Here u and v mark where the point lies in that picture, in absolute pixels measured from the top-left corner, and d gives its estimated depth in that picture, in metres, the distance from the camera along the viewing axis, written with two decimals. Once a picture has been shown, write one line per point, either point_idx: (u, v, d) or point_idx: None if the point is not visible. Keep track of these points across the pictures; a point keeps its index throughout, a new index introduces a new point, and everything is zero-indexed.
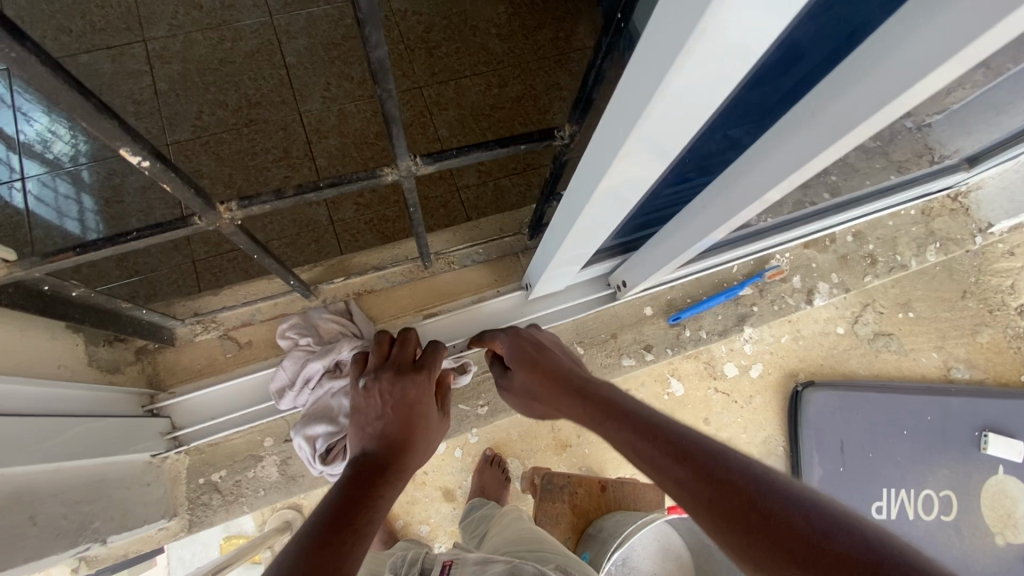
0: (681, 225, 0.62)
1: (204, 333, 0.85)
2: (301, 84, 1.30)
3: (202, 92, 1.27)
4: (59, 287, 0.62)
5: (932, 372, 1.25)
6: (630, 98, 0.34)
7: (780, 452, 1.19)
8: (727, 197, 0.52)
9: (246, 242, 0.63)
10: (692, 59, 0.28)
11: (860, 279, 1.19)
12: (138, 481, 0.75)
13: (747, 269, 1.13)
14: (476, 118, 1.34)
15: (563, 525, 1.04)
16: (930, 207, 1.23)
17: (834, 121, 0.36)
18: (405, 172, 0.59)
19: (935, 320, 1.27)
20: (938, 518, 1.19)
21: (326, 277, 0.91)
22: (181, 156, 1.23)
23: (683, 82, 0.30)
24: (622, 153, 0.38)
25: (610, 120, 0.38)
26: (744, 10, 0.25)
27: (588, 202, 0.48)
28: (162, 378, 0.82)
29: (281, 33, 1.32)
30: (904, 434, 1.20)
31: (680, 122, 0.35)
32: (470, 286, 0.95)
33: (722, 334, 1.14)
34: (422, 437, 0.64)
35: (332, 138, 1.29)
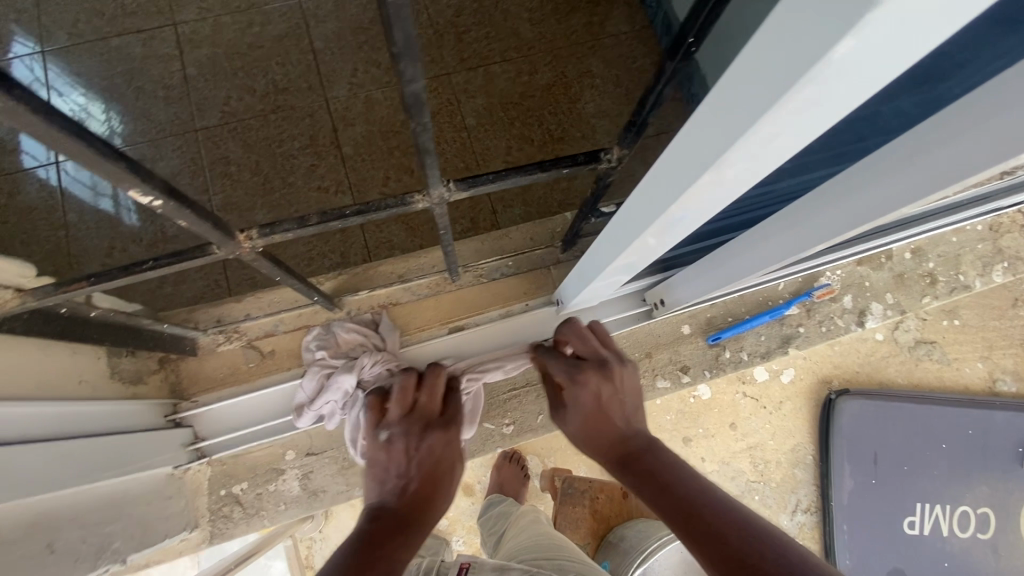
0: (742, 247, 0.58)
1: (226, 343, 0.85)
2: (328, 70, 1.28)
3: (231, 76, 1.26)
4: (77, 308, 0.64)
5: (976, 383, 1.18)
6: (717, 124, 0.30)
7: (808, 461, 1.16)
8: (800, 222, 0.48)
9: (267, 265, 0.62)
10: (789, 108, 0.25)
11: (917, 301, 1.12)
12: (160, 494, 0.77)
13: (795, 286, 1.07)
14: (506, 105, 1.30)
15: (583, 530, 1.03)
16: (998, 223, 1.15)
17: (938, 166, 0.33)
18: (436, 199, 0.57)
19: (983, 329, 1.20)
20: (974, 535, 1.14)
21: (349, 287, 0.90)
22: (210, 144, 1.23)
23: (791, 116, 0.26)
24: (694, 185, 0.35)
25: (688, 140, 0.34)
26: (873, 53, 0.21)
27: (650, 220, 0.44)
28: (185, 387, 0.83)
29: (309, 16, 1.30)
30: (942, 447, 1.14)
31: (767, 156, 0.31)
32: (498, 297, 0.92)
33: (765, 356, 1.07)
34: (441, 491, 0.58)
35: (359, 126, 1.27)
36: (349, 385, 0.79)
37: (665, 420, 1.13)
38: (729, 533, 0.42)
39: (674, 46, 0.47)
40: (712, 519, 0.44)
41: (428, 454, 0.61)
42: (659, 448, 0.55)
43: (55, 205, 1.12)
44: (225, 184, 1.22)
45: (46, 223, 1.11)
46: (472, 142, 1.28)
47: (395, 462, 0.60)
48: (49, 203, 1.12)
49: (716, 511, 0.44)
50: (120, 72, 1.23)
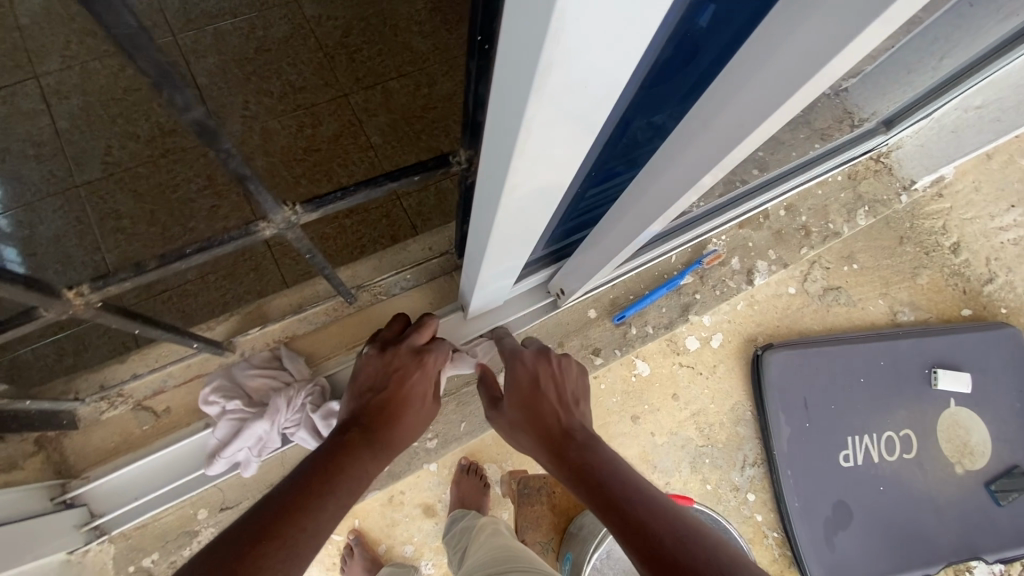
0: (612, 224, 0.63)
1: (111, 409, 0.83)
2: (217, 106, 1.23)
3: (109, 124, 1.18)
4: None
5: (880, 318, 1.29)
6: (516, 82, 0.32)
7: (747, 417, 1.22)
8: (653, 190, 0.53)
9: (115, 317, 0.63)
10: (557, 59, 0.28)
11: (797, 252, 1.25)
12: None
13: (686, 257, 1.19)
14: (409, 120, 1.30)
15: (545, 527, 1.04)
16: (855, 171, 1.31)
17: (753, 106, 0.37)
18: (285, 221, 0.61)
19: (878, 269, 1.32)
20: (901, 456, 1.24)
21: (244, 326, 0.89)
22: (95, 199, 1.15)
23: (561, 66, 0.29)
24: (518, 153, 0.38)
25: (503, 106, 0.36)
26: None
27: (497, 197, 0.46)
28: (72, 465, 0.81)
29: (187, 53, 1.25)
30: (861, 381, 1.24)
31: (569, 113, 0.34)
32: (402, 313, 0.93)
33: (668, 327, 1.17)
34: (412, 406, 0.71)
35: (259, 159, 1.22)
36: (264, 429, 0.81)
37: (611, 404, 1.16)
38: (656, 530, 0.50)
39: (471, 45, 0.47)
40: (644, 522, 0.51)
41: (394, 372, 0.73)
42: (596, 445, 0.65)
43: None
44: (117, 240, 1.13)
45: None
46: (381, 161, 1.26)
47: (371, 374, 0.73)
48: None
49: (657, 520, 0.51)
50: None
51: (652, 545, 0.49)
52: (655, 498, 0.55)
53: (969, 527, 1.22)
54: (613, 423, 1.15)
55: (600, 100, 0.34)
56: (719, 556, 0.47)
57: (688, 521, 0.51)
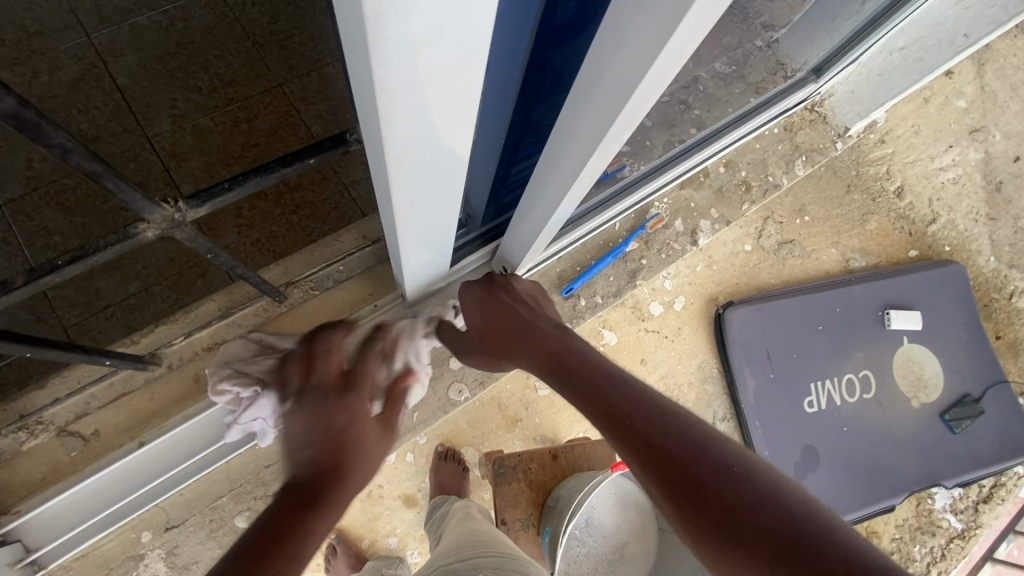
0: (538, 181, 0.63)
1: (31, 439, 0.82)
2: (142, 106, 1.16)
3: (25, 135, 1.10)
4: None
5: (833, 266, 1.33)
6: (356, 28, 0.29)
7: (715, 374, 1.25)
8: (569, 141, 0.53)
9: (29, 345, 0.59)
10: (384, 4, 0.27)
11: (738, 209, 1.26)
12: None
13: (630, 223, 1.19)
14: (350, 107, 1.25)
15: (524, 504, 1.03)
16: (791, 122, 1.32)
17: (637, 53, 0.37)
18: (172, 218, 0.61)
19: (829, 219, 1.35)
20: (860, 397, 1.29)
21: (167, 337, 0.89)
22: (20, 217, 1.07)
23: (394, 13, 0.27)
24: (384, 114, 0.36)
25: (356, 68, 0.34)
26: None
27: (385, 164, 0.44)
28: (2, 501, 0.80)
29: (104, 52, 1.16)
30: (819, 328, 1.28)
31: (424, 66, 0.33)
32: (342, 305, 0.94)
33: (618, 294, 1.17)
34: (354, 448, 0.67)
35: (194, 158, 1.16)
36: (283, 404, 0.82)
37: None
38: (644, 419, 0.54)
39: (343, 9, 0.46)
40: (633, 412, 0.55)
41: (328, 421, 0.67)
42: (575, 344, 0.69)
43: None
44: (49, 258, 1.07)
45: None
46: None
47: (305, 426, 0.67)
48: None
49: (644, 409, 0.55)
50: None
51: (644, 433, 0.53)
52: (643, 389, 0.58)
53: (928, 456, 1.29)
54: None
55: (464, 39, 0.32)
56: (710, 439, 0.50)
57: (674, 406, 0.55)
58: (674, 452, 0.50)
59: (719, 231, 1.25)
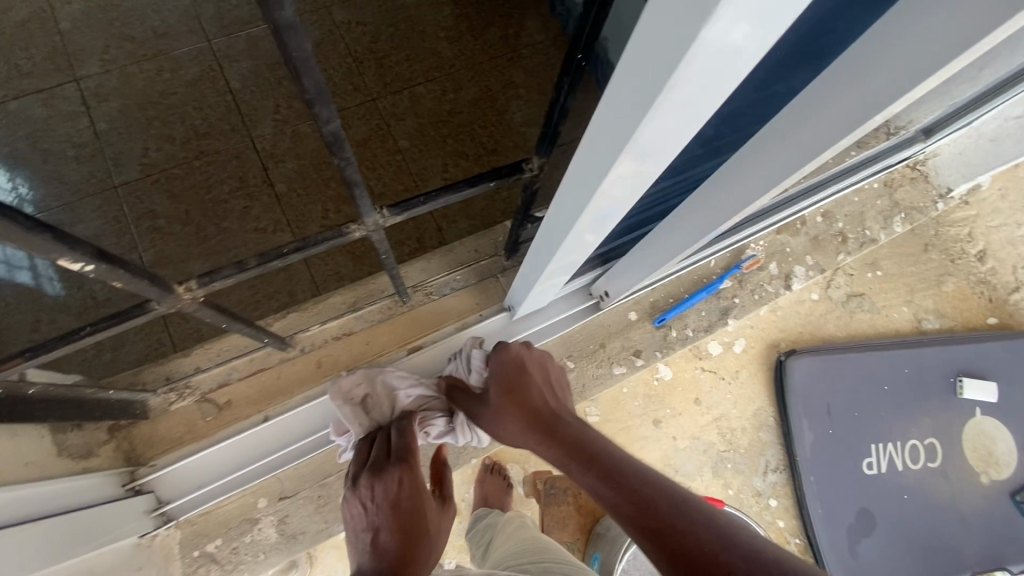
0: (681, 219, 0.64)
1: (180, 400, 0.87)
2: (249, 109, 1.26)
3: (146, 126, 1.22)
4: (18, 388, 0.61)
5: (904, 325, 1.29)
6: (640, 82, 0.31)
7: (771, 422, 1.22)
8: (734, 186, 0.53)
9: (212, 314, 0.65)
10: (680, 84, 0.29)
11: (833, 258, 1.23)
12: (131, 564, 0.76)
13: (725, 261, 1.17)
14: (436, 125, 1.32)
15: (570, 527, 1.06)
16: (891, 179, 1.29)
17: (839, 118, 0.39)
18: (374, 225, 0.64)
19: (902, 275, 1.31)
20: (925, 465, 1.23)
21: (302, 324, 0.95)
22: (132, 199, 1.18)
23: (682, 90, 0.30)
24: (619, 161, 0.39)
25: (605, 120, 0.37)
26: (743, 20, 0.25)
27: (592, 193, 0.46)
28: (140, 453, 0.83)
29: (222, 57, 1.27)
30: (885, 389, 1.24)
31: (676, 127, 0.35)
32: (452, 312, 0.97)
33: (708, 329, 1.16)
34: (425, 529, 0.67)
35: (289, 161, 1.25)
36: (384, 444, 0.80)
37: (634, 407, 1.16)
38: (664, 504, 0.45)
39: (568, 64, 0.55)
40: (649, 496, 0.47)
41: (395, 500, 0.67)
42: (584, 424, 0.62)
43: None
44: (154, 239, 1.17)
45: None
46: (409, 164, 1.28)
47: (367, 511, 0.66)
48: None
49: (658, 495, 0.47)
50: (21, 136, 1.17)
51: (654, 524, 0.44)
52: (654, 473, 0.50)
53: (996, 539, 1.21)
54: (634, 425, 1.15)
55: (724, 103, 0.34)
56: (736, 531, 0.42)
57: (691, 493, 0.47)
58: (698, 542, 0.41)
59: (812, 278, 1.22)
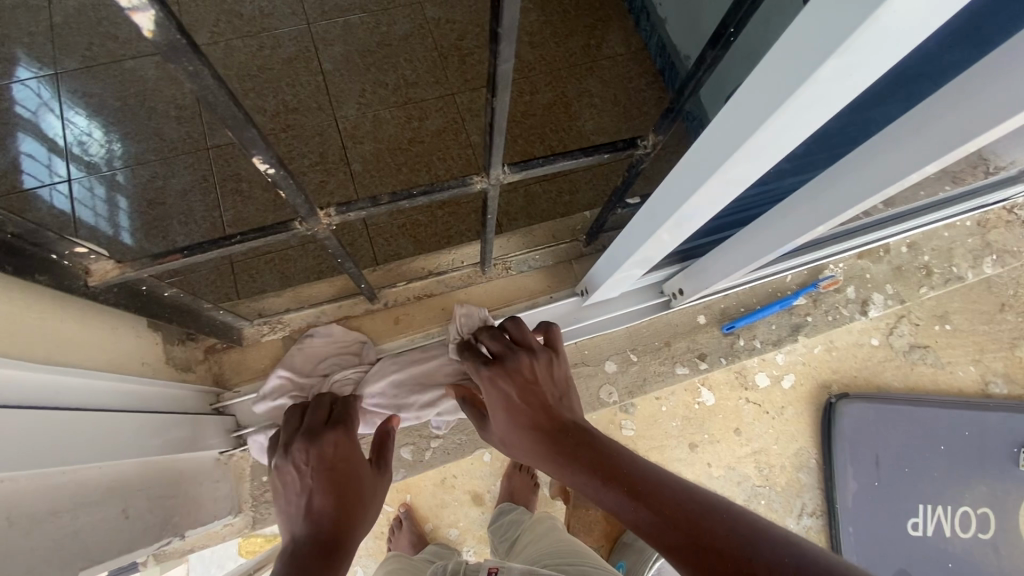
0: (758, 228, 0.65)
1: (270, 332, 0.92)
2: (337, 90, 1.33)
3: (241, 97, 1.30)
4: (154, 287, 0.68)
5: (969, 386, 1.22)
6: (772, 84, 0.33)
7: (812, 464, 1.17)
8: (819, 199, 0.54)
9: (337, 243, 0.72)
10: (816, 85, 0.31)
11: (915, 291, 1.21)
12: (210, 477, 0.83)
13: (801, 277, 1.15)
14: (509, 124, 1.35)
15: (596, 533, 1.07)
16: (986, 219, 1.24)
17: (938, 138, 0.41)
18: (495, 179, 0.67)
19: (973, 333, 1.24)
20: (975, 536, 1.16)
21: (386, 281, 0.98)
22: (221, 161, 1.27)
23: (815, 92, 0.32)
24: (728, 161, 0.41)
25: (726, 120, 0.39)
26: (892, 30, 0.27)
27: (692, 192, 0.48)
28: (226, 377, 0.89)
29: (318, 40, 1.35)
30: (940, 449, 1.17)
31: (793, 131, 0.37)
32: (526, 291, 1.01)
33: (777, 343, 1.16)
34: (360, 492, 0.65)
35: (367, 143, 1.30)
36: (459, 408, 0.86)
37: (672, 427, 1.14)
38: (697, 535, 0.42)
39: (715, 35, 0.54)
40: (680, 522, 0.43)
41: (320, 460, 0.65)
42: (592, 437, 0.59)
43: (65, 223, 1.18)
44: (235, 200, 1.25)
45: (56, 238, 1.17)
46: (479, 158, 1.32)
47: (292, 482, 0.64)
48: (59, 221, 1.18)
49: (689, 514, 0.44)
50: (132, 94, 1.27)
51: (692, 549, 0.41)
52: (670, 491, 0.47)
53: None
54: (669, 447, 1.13)
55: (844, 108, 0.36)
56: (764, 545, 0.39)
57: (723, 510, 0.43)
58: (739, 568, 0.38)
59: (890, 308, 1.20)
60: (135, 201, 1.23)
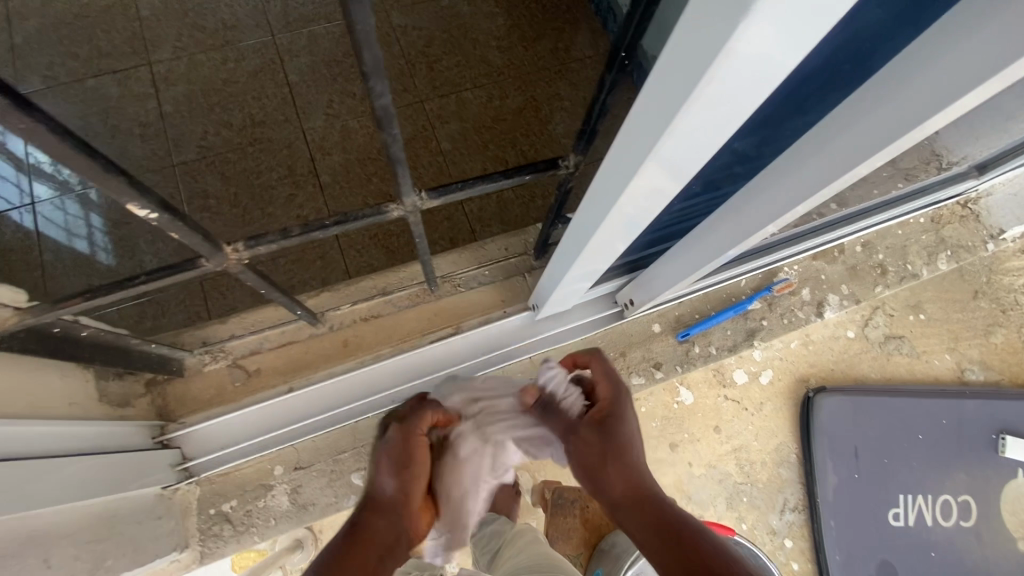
0: (701, 235, 0.65)
1: (212, 363, 0.90)
2: (304, 102, 1.31)
3: (207, 112, 1.29)
4: (69, 328, 0.67)
5: (945, 374, 1.23)
6: (667, 95, 0.34)
7: (792, 460, 1.18)
8: (755, 204, 0.54)
9: (254, 278, 0.69)
10: (706, 94, 0.31)
11: (870, 290, 1.20)
12: (150, 515, 0.80)
13: (755, 282, 1.16)
14: (479, 130, 1.34)
15: (575, 540, 1.05)
16: (939, 215, 1.24)
17: (850, 148, 0.41)
18: (411, 206, 0.65)
19: (947, 321, 1.25)
20: (957, 523, 1.17)
21: (331, 303, 0.97)
22: (187, 177, 1.24)
23: (705, 102, 0.32)
24: (643, 168, 0.41)
25: (634, 130, 0.39)
26: (763, 39, 0.27)
27: (615, 200, 0.48)
28: (173, 409, 0.87)
29: (283, 52, 1.33)
30: (919, 438, 1.18)
31: (698, 140, 0.37)
32: (477, 307, 0.99)
33: (733, 349, 1.15)
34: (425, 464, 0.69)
35: (336, 154, 1.29)
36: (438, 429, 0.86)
37: (651, 428, 1.14)
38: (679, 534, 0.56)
39: (612, 59, 0.55)
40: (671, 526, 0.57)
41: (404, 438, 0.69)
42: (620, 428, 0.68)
43: (30, 245, 1.16)
44: (203, 217, 1.23)
45: (21, 260, 1.14)
46: (449, 166, 1.31)
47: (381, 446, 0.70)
48: (24, 244, 1.16)
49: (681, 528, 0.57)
50: (95, 112, 1.25)
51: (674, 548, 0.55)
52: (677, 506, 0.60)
53: None
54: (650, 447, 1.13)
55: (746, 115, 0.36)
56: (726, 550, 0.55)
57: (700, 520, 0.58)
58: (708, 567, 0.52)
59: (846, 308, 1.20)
60: (108, 220, 1.21)
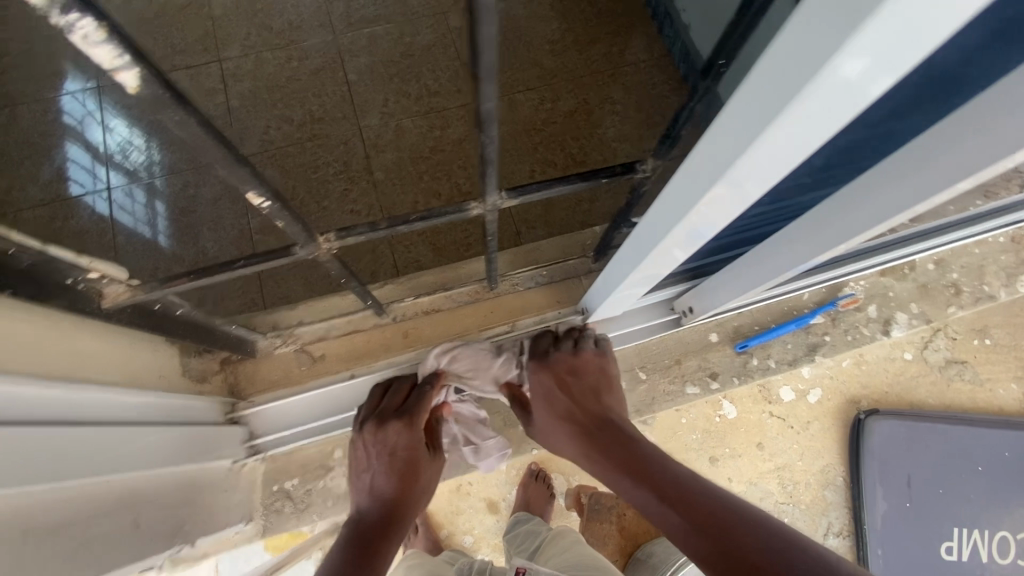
0: (773, 245, 0.64)
1: (282, 346, 0.94)
2: (362, 101, 1.35)
3: (271, 108, 1.34)
4: (168, 305, 0.71)
5: (1011, 406, 1.16)
6: (752, 113, 0.33)
7: (839, 483, 1.13)
8: (836, 218, 0.53)
9: (339, 268, 0.74)
10: (795, 116, 0.31)
11: (943, 310, 1.14)
12: (224, 486, 0.84)
13: (819, 295, 1.10)
14: (530, 132, 1.35)
15: (610, 547, 1.08)
16: (1019, 233, 1.17)
17: (955, 162, 0.39)
18: (492, 206, 0.67)
19: (1016, 348, 1.18)
20: (1015, 562, 1.10)
21: (397, 294, 1.00)
22: (248, 170, 1.30)
23: (792, 123, 0.31)
24: (720, 182, 0.40)
25: (715, 144, 0.39)
26: (862, 63, 0.26)
27: (687, 211, 0.47)
28: (242, 388, 0.92)
29: (344, 51, 1.38)
30: (979, 470, 1.12)
31: (780, 158, 0.36)
32: (533, 305, 1.01)
33: (793, 364, 1.11)
34: (420, 471, 0.77)
35: (389, 152, 1.33)
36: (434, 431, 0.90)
37: (691, 440, 1.12)
38: (707, 517, 0.51)
39: None
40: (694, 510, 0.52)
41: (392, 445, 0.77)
42: (633, 441, 0.67)
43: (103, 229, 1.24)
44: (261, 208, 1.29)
45: (96, 243, 1.23)
46: (499, 167, 1.32)
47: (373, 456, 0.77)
48: (98, 227, 1.24)
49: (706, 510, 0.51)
50: None
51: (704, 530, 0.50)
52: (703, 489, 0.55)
53: None
54: (690, 460, 1.11)
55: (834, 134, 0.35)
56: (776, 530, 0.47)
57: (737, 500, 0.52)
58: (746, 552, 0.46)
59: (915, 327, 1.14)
60: (171, 208, 1.30)
